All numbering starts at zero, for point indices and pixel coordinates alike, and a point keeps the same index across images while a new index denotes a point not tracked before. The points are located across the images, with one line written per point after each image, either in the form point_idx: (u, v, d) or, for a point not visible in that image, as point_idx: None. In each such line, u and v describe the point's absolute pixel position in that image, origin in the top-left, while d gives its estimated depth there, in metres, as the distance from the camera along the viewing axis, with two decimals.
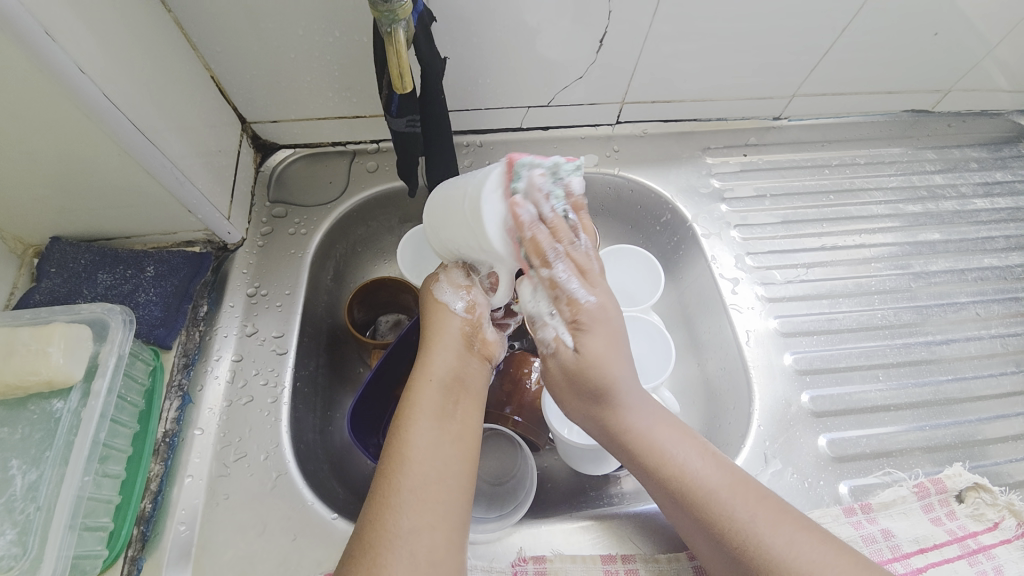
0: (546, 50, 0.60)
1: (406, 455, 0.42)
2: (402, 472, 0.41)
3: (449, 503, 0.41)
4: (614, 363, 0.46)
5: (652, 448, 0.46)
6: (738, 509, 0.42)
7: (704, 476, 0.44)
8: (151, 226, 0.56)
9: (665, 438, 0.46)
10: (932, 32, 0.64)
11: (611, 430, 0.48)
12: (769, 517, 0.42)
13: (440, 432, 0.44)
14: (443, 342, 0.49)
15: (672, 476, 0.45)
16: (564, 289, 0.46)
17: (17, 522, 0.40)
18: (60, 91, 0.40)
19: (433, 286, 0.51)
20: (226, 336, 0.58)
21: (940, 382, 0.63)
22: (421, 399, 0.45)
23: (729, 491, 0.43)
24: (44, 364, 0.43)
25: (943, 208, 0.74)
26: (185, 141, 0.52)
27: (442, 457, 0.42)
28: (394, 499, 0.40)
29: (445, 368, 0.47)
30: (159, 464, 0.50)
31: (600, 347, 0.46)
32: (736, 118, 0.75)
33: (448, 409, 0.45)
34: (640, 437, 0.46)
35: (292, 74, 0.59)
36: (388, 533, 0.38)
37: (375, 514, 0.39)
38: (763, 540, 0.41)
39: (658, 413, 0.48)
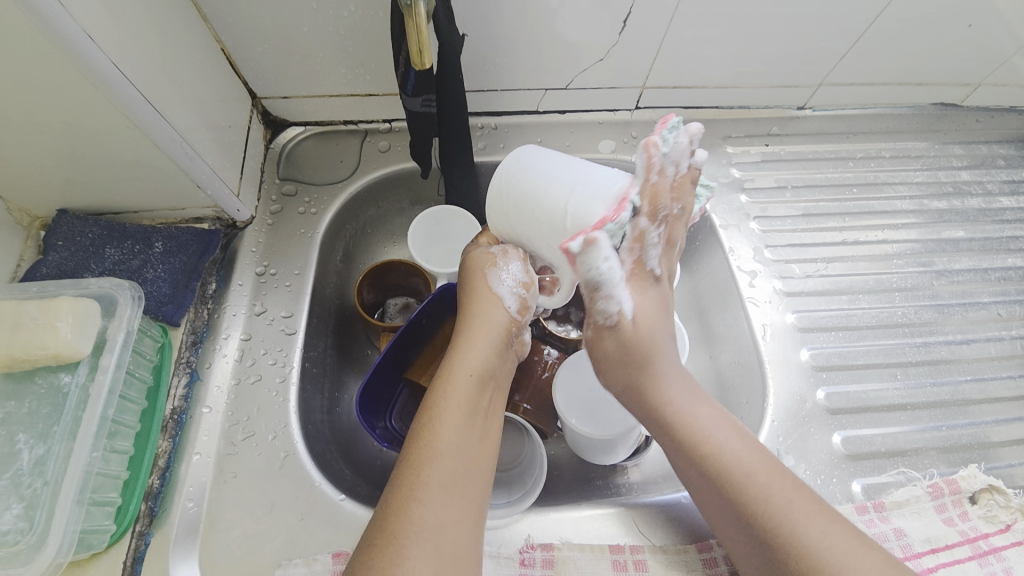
0: (566, 30, 0.58)
1: (437, 445, 0.41)
2: (433, 463, 0.40)
3: (472, 504, 0.40)
4: (662, 335, 0.47)
5: (691, 423, 0.45)
6: (775, 493, 0.41)
7: (739, 455, 0.43)
8: (159, 201, 0.55)
9: (704, 415, 0.45)
10: (968, 22, 0.61)
11: (645, 402, 0.47)
12: (804, 506, 0.40)
13: (471, 426, 0.43)
14: (482, 333, 0.47)
15: (707, 451, 0.43)
16: (644, 249, 0.46)
17: (25, 496, 0.40)
18: (68, 58, 0.39)
19: (485, 271, 0.50)
20: (235, 315, 0.57)
21: (958, 382, 0.61)
22: (455, 388, 0.44)
23: (766, 474, 0.42)
24: (51, 339, 0.42)
25: (968, 205, 0.72)
26: (195, 114, 0.51)
27: (471, 453, 0.42)
28: (422, 488, 0.39)
29: (481, 361, 0.46)
30: (166, 442, 0.50)
31: (659, 321, 0.47)
32: (759, 107, 0.73)
33: (480, 405, 0.44)
34: (678, 409, 0.45)
35: (304, 49, 0.57)
36: (413, 525, 0.37)
37: (399, 502, 0.39)
38: (795, 526, 0.40)
39: (697, 393, 0.47)
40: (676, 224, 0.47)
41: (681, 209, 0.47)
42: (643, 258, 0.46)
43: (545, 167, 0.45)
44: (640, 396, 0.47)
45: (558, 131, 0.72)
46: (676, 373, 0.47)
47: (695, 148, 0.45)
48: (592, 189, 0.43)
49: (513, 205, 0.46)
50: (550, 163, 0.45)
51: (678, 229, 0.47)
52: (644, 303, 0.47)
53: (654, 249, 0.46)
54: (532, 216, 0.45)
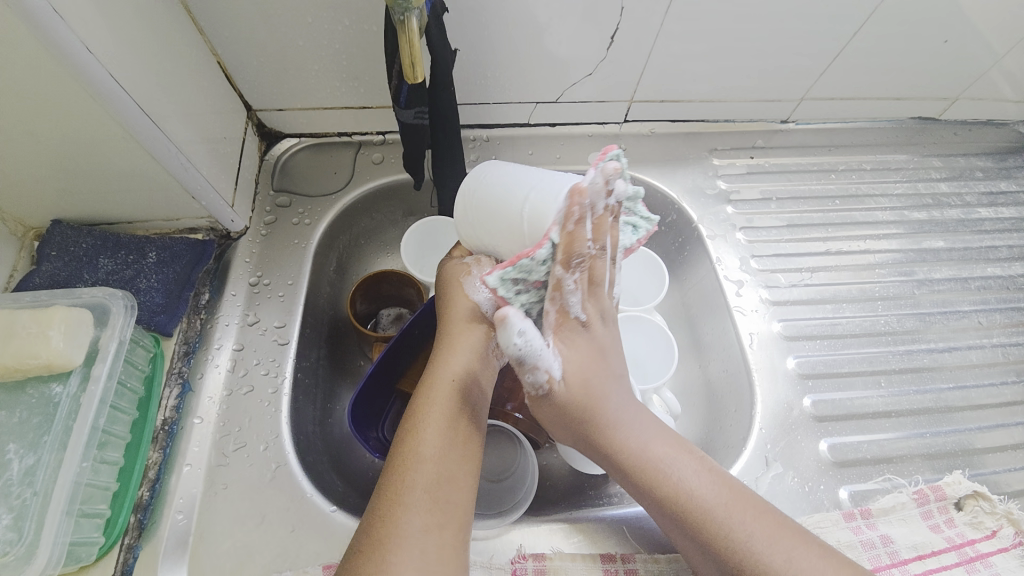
0: (556, 46, 0.60)
1: (420, 453, 0.41)
2: (416, 471, 0.41)
3: (458, 510, 0.40)
4: (602, 377, 0.47)
5: (648, 464, 0.45)
6: (737, 526, 0.42)
7: (699, 493, 0.43)
8: (154, 212, 0.56)
9: (662, 453, 0.45)
10: (942, 40, 0.63)
11: (600, 447, 0.46)
12: (768, 530, 0.41)
13: (454, 434, 0.43)
14: (463, 341, 0.48)
15: (666, 490, 0.44)
16: (565, 297, 0.47)
17: (13, 507, 0.40)
18: (68, 72, 0.40)
19: (461, 281, 0.51)
20: (228, 325, 0.57)
21: (941, 389, 0.63)
22: (437, 397, 0.45)
23: (727, 506, 0.43)
24: (44, 348, 0.42)
25: (948, 216, 0.74)
26: (191, 127, 0.52)
27: (455, 460, 0.42)
28: (405, 495, 0.39)
29: (462, 369, 0.47)
30: (157, 452, 0.50)
31: (593, 371, 0.47)
32: (744, 121, 0.75)
33: (463, 412, 0.45)
34: (635, 452, 0.45)
35: (299, 63, 0.58)
36: (397, 532, 0.38)
37: (384, 509, 0.39)
38: (761, 556, 0.40)
39: (653, 426, 0.47)
40: (596, 266, 0.47)
41: (601, 250, 0.47)
42: (566, 306, 0.47)
43: (499, 180, 0.46)
44: (591, 440, 0.47)
45: (549, 144, 0.73)
46: (629, 416, 0.47)
47: (615, 184, 0.45)
48: (546, 196, 0.44)
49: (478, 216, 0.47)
50: (508, 174, 0.47)
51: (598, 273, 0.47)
52: (576, 353, 0.47)
53: (573, 299, 0.47)
54: (495, 224, 0.46)
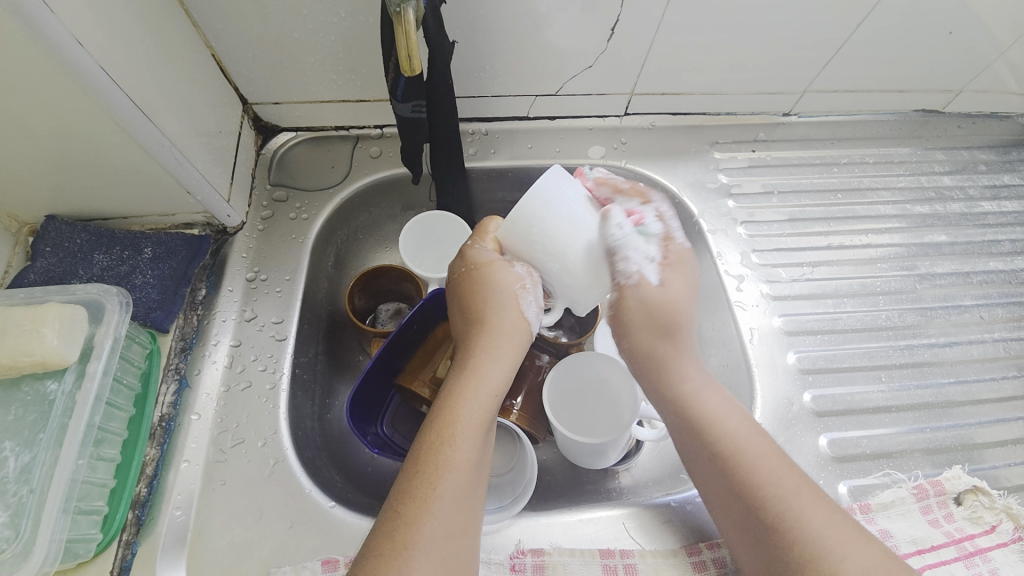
0: (555, 37, 0.59)
1: (453, 459, 0.41)
2: (448, 476, 0.40)
3: (476, 517, 0.41)
4: (689, 307, 0.49)
5: (705, 413, 0.46)
6: (782, 487, 0.43)
7: (748, 449, 0.45)
8: (150, 207, 0.55)
9: (715, 403, 0.47)
10: (947, 30, 0.62)
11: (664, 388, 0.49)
12: (809, 495, 0.42)
13: (484, 442, 0.43)
14: (503, 347, 0.47)
15: (717, 432, 0.46)
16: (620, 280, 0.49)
17: (10, 504, 0.40)
18: (57, 65, 0.39)
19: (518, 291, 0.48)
20: (225, 321, 0.57)
21: (941, 384, 0.62)
22: (475, 401, 0.44)
23: (776, 470, 0.44)
24: (37, 345, 0.42)
25: (951, 210, 0.74)
26: (185, 121, 0.51)
27: (480, 468, 0.42)
28: (435, 501, 0.39)
29: (502, 378, 0.46)
30: (154, 449, 0.49)
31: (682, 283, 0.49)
32: (746, 114, 0.74)
33: (493, 421, 0.45)
34: (696, 402, 0.47)
35: (295, 55, 0.57)
36: (423, 538, 0.38)
37: (410, 511, 0.39)
38: (796, 511, 0.41)
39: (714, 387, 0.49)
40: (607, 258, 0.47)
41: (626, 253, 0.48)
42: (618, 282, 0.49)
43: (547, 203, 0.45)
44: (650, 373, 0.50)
45: (548, 137, 0.72)
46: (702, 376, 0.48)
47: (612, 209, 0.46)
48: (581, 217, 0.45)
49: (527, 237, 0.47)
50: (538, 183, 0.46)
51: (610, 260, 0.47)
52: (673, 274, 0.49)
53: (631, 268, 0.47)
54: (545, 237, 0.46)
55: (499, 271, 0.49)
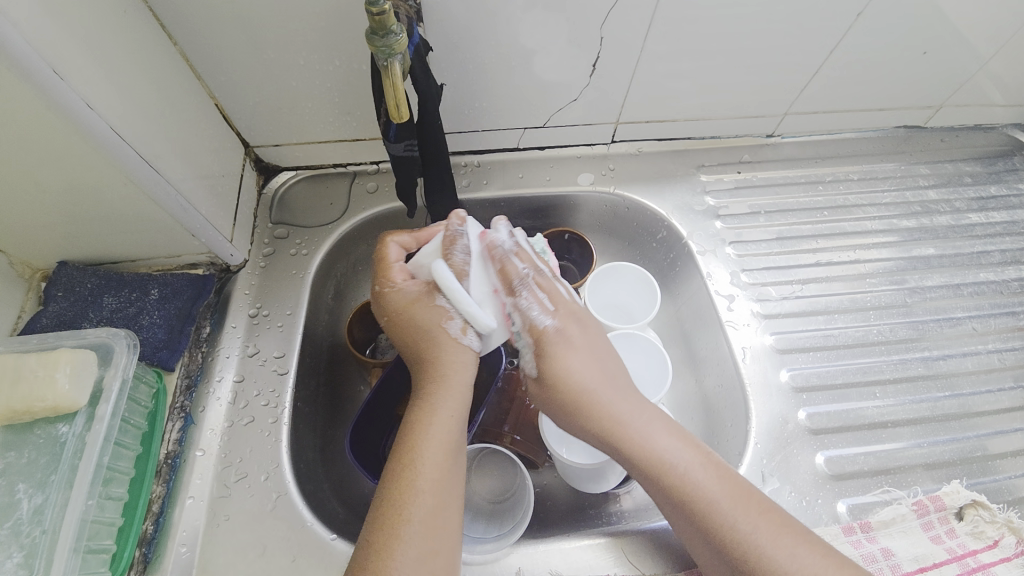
0: (541, 73, 0.62)
1: (418, 484, 0.42)
2: (415, 499, 0.42)
3: (451, 537, 0.42)
4: (603, 365, 0.51)
5: (650, 458, 0.45)
6: (740, 521, 0.42)
7: (704, 486, 0.44)
8: (156, 250, 0.57)
9: (665, 443, 0.46)
10: (923, 49, 0.65)
11: (623, 437, 0.47)
12: (769, 528, 0.42)
13: (451, 464, 0.44)
14: (462, 375, 0.49)
15: (670, 481, 0.44)
16: (528, 315, 0.52)
17: (24, 545, 0.41)
18: (70, 126, 0.42)
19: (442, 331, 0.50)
20: (228, 357, 0.59)
21: (937, 398, 0.63)
22: (436, 424, 0.45)
23: (732, 502, 0.43)
24: (50, 390, 0.44)
25: (938, 223, 0.75)
26: (191, 168, 0.54)
27: (450, 488, 0.43)
28: (401, 527, 0.41)
29: (461, 400, 0.48)
30: (160, 486, 0.51)
31: (582, 364, 0.50)
32: (730, 136, 0.76)
33: (461, 437, 0.46)
34: (630, 438, 0.47)
35: (294, 101, 0.60)
36: (394, 564, 0.39)
37: (377, 541, 0.40)
38: (766, 551, 0.41)
39: (654, 417, 0.48)
40: (547, 282, 0.55)
41: (528, 301, 0.53)
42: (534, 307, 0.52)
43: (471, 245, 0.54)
44: (605, 437, 0.48)
45: (539, 167, 0.75)
46: (651, 423, 0.48)
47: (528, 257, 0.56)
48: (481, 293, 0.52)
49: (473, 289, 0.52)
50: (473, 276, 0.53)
51: (550, 285, 0.55)
52: (577, 347, 0.51)
53: (533, 310, 0.52)
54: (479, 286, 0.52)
55: (423, 310, 0.51)
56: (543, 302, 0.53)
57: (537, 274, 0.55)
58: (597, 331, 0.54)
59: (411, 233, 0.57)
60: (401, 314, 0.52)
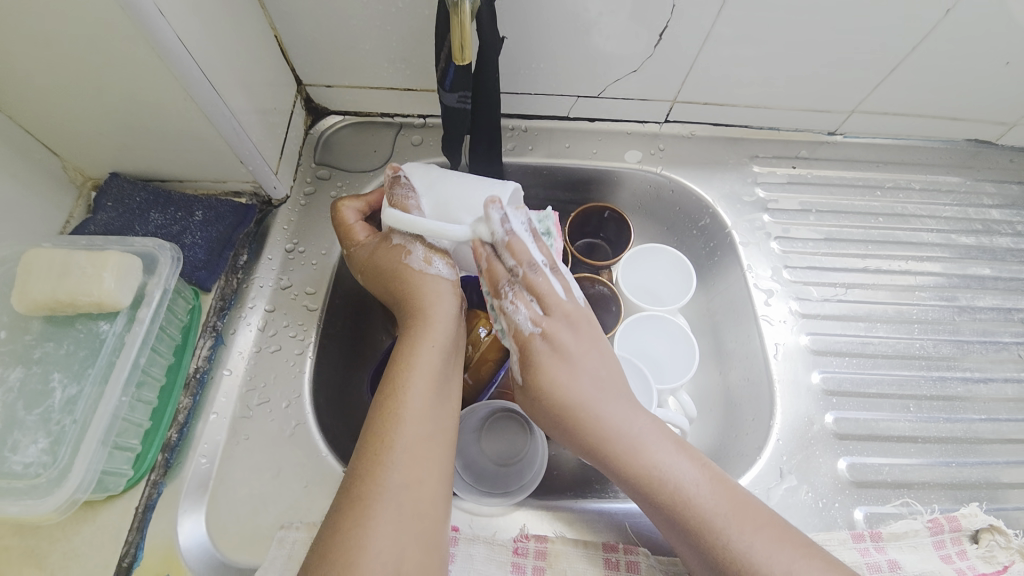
0: (604, 40, 0.60)
1: (403, 413, 0.44)
2: (401, 427, 0.43)
3: (438, 467, 0.43)
4: (587, 375, 0.49)
5: (646, 471, 0.45)
6: (736, 535, 0.42)
7: (699, 501, 0.43)
8: (204, 172, 0.58)
9: (660, 456, 0.45)
10: (1005, 60, 0.61)
11: (613, 451, 0.46)
12: (770, 541, 0.41)
13: (433, 398, 0.45)
14: (436, 309, 0.50)
15: (667, 495, 0.44)
16: (512, 318, 0.50)
17: (52, 432, 0.43)
18: (137, 30, 0.42)
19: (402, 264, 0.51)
20: (262, 287, 0.59)
21: (972, 420, 0.60)
22: (420, 359, 0.47)
23: (728, 517, 0.42)
24: (96, 287, 0.45)
25: (997, 243, 0.71)
26: (246, 95, 0.54)
27: (433, 421, 0.44)
28: (386, 453, 0.42)
29: (442, 334, 0.49)
30: (187, 398, 0.52)
31: (568, 377, 0.48)
32: (790, 129, 0.73)
33: (445, 372, 0.48)
34: (623, 450, 0.46)
35: (351, 41, 0.60)
36: (379, 487, 0.40)
37: (365, 466, 0.41)
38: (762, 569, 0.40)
39: (653, 429, 0.47)
40: (541, 279, 0.50)
41: (512, 305, 0.50)
42: (520, 316, 0.50)
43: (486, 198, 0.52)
44: (595, 455, 0.47)
45: (586, 139, 0.73)
46: (647, 435, 0.46)
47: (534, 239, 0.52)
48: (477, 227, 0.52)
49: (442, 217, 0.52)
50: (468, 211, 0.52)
51: (542, 284, 0.50)
52: (559, 345, 0.49)
53: (519, 316, 0.50)
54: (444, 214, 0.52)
55: (384, 254, 0.53)
56: (531, 305, 0.50)
57: (530, 270, 0.50)
58: (587, 329, 0.51)
59: (361, 199, 0.58)
60: (370, 256, 0.53)
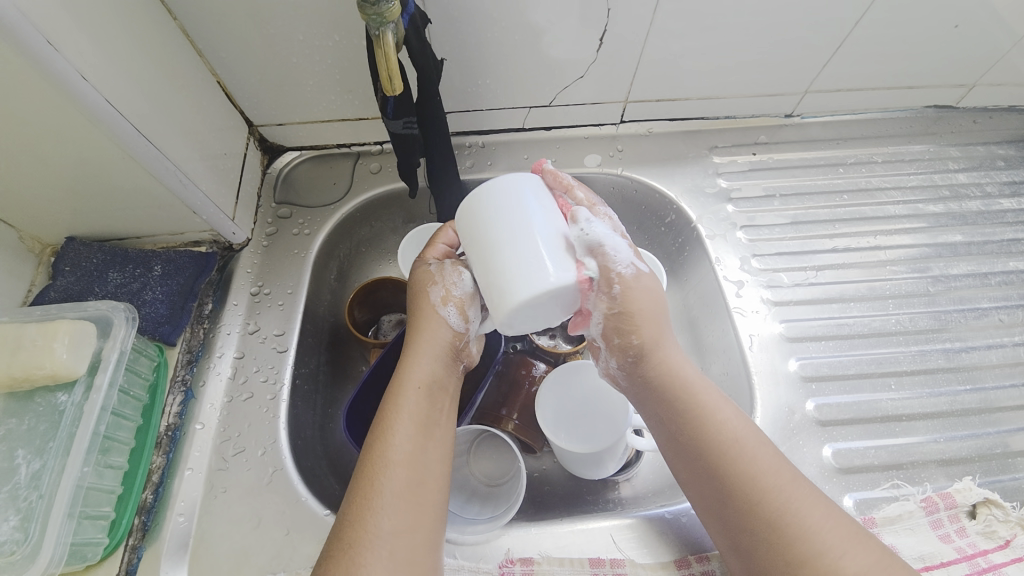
0: (546, 50, 0.60)
1: (389, 457, 0.43)
2: (389, 471, 0.42)
3: (429, 511, 0.43)
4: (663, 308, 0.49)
5: (700, 399, 0.45)
6: (777, 473, 0.42)
7: (747, 438, 0.44)
8: (160, 226, 0.58)
9: (712, 393, 0.46)
10: (952, 23, 0.60)
11: (664, 372, 0.47)
12: (803, 486, 0.42)
13: (420, 439, 0.45)
14: (428, 347, 0.49)
15: (717, 424, 0.44)
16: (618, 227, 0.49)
17: (20, 509, 0.42)
18: (64, 97, 0.42)
19: (427, 289, 0.51)
20: (229, 333, 0.59)
21: (958, 392, 0.59)
22: (405, 399, 0.46)
23: (769, 456, 0.43)
24: (48, 359, 0.45)
25: (967, 208, 0.70)
26: (191, 145, 0.54)
27: (423, 463, 0.44)
28: (374, 499, 0.41)
29: (431, 374, 0.48)
30: (160, 457, 0.52)
31: (652, 290, 0.48)
32: (747, 116, 0.73)
33: (434, 413, 0.47)
34: (680, 375, 0.46)
35: (295, 79, 0.60)
36: (369, 534, 0.40)
37: (355, 511, 0.41)
38: (798, 505, 0.40)
39: (702, 373, 0.48)
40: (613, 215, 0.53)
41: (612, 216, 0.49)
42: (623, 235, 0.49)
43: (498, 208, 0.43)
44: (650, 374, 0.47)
45: (545, 148, 0.73)
46: (699, 376, 0.47)
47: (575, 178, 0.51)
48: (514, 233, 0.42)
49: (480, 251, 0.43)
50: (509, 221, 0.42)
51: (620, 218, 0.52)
52: (648, 277, 0.48)
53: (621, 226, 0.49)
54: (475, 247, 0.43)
55: (424, 273, 0.52)
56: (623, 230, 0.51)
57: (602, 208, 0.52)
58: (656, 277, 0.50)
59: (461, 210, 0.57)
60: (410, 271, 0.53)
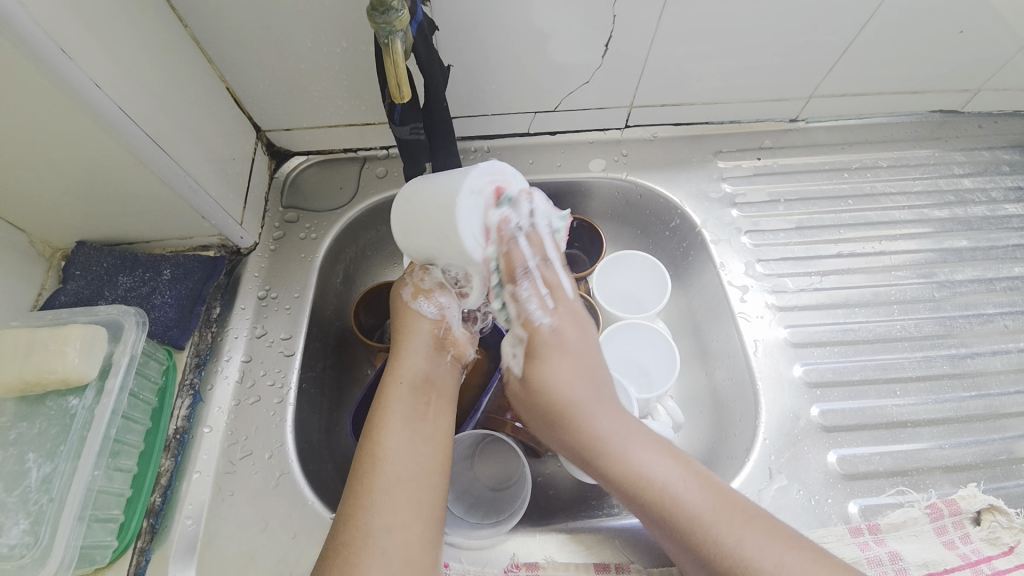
0: (551, 55, 0.60)
1: (379, 457, 0.45)
2: (380, 473, 0.44)
3: (423, 507, 0.44)
4: (581, 387, 0.49)
5: (630, 470, 0.46)
6: (724, 530, 0.42)
7: (684, 497, 0.44)
8: (169, 231, 0.59)
9: (643, 455, 0.46)
10: (959, 29, 0.61)
11: (592, 450, 0.48)
12: (756, 534, 0.41)
13: (410, 437, 0.47)
14: (410, 343, 0.52)
15: (651, 492, 0.44)
16: (526, 308, 0.51)
17: (31, 512, 0.43)
18: (76, 105, 0.42)
19: (401, 293, 0.55)
20: (237, 337, 0.60)
21: (963, 398, 0.59)
22: (394, 399, 0.48)
23: (714, 512, 0.43)
24: (60, 363, 0.45)
25: (972, 213, 0.70)
26: (200, 151, 0.55)
27: (414, 461, 0.45)
28: (366, 499, 0.43)
29: (415, 369, 0.50)
30: (169, 460, 0.52)
31: (563, 375, 0.50)
32: (751, 121, 0.73)
33: (422, 408, 0.49)
34: (609, 450, 0.47)
35: (303, 84, 0.60)
36: (362, 533, 0.41)
37: (347, 515, 0.42)
38: (751, 561, 0.40)
39: (635, 431, 0.48)
40: (551, 272, 0.52)
41: (527, 288, 0.50)
42: (530, 316, 0.51)
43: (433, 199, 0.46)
44: (583, 455, 0.48)
45: (550, 152, 0.73)
46: (629, 439, 0.47)
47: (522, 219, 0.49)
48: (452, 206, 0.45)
49: (404, 223, 0.48)
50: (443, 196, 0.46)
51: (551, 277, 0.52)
52: (555, 367, 0.50)
53: (533, 306, 0.51)
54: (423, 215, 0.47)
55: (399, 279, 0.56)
56: (544, 300, 0.52)
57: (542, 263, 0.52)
58: (581, 354, 0.51)
59: None
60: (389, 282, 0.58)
